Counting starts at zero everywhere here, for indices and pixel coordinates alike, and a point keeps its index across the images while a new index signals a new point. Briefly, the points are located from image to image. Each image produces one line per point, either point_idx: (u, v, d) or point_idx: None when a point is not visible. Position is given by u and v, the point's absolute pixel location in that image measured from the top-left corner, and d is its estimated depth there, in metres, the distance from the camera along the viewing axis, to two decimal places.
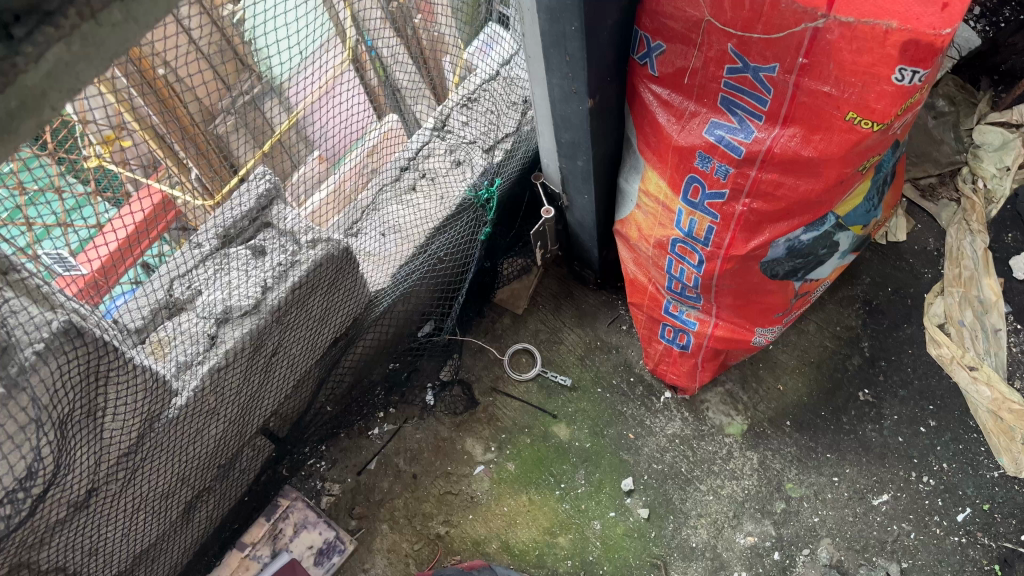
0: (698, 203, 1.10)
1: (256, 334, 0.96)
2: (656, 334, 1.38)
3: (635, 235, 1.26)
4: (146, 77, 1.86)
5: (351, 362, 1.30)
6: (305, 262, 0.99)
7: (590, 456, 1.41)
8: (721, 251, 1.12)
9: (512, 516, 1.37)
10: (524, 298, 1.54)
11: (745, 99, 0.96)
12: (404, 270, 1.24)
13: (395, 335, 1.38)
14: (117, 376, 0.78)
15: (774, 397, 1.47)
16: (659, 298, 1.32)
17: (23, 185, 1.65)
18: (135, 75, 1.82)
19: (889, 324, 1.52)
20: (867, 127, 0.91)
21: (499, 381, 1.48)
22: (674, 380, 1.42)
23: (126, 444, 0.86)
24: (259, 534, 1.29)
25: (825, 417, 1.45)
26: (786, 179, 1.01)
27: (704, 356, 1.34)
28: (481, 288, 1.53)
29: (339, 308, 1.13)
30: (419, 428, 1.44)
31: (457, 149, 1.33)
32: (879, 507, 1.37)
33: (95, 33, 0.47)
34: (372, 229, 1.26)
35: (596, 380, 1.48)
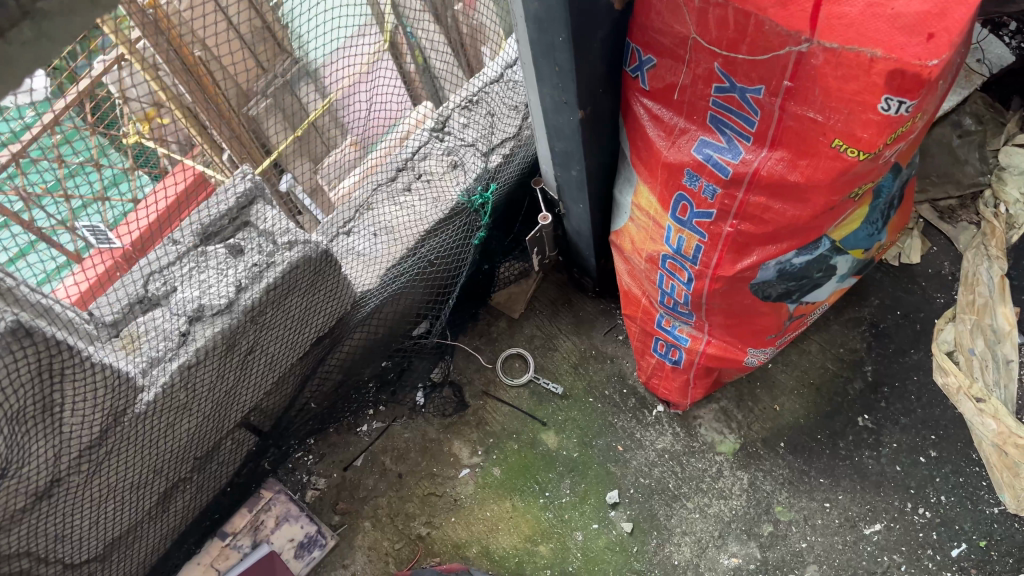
0: (686, 220, 1.07)
1: (227, 334, 0.97)
2: (649, 347, 1.36)
3: (628, 247, 1.24)
4: (185, 61, 1.89)
5: (340, 361, 1.30)
6: (280, 264, 0.99)
7: (577, 466, 1.40)
8: (709, 271, 1.10)
9: (494, 523, 1.36)
10: (521, 301, 1.53)
11: (734, 118, 0.93)
12: (391, 274, 1.23)
13: (385, 336, 1.37)
14: (74, 373, 0.79)
15: (770, 417, 1.44)
16: (653, 311, 1.30)
17: (60, 158, 1.68)
18: (175, 61, 1.85)
19: (895, 349, 1.47)
20: (853, 156, 0.87)
21: (491, 385, 1.47)
22: (666, 394, 1.39)
23: (88, 437, 0.88)
24: (240, 525, 1.31)
25: (821, 441, 1.41)
26: (774, 203, 0.97)
27: (695, 373, 1.31)
28: (478, 290, 1.51)
29: (320, 308, 1.13)
30: (408, 428, 1.44)
31: (454, 151, 1.32)
32: (870, 537, 1.33)
33: (4, 51, 0.46)
34: (364, 230, 1.26)
35: (588, 390, 1.46)
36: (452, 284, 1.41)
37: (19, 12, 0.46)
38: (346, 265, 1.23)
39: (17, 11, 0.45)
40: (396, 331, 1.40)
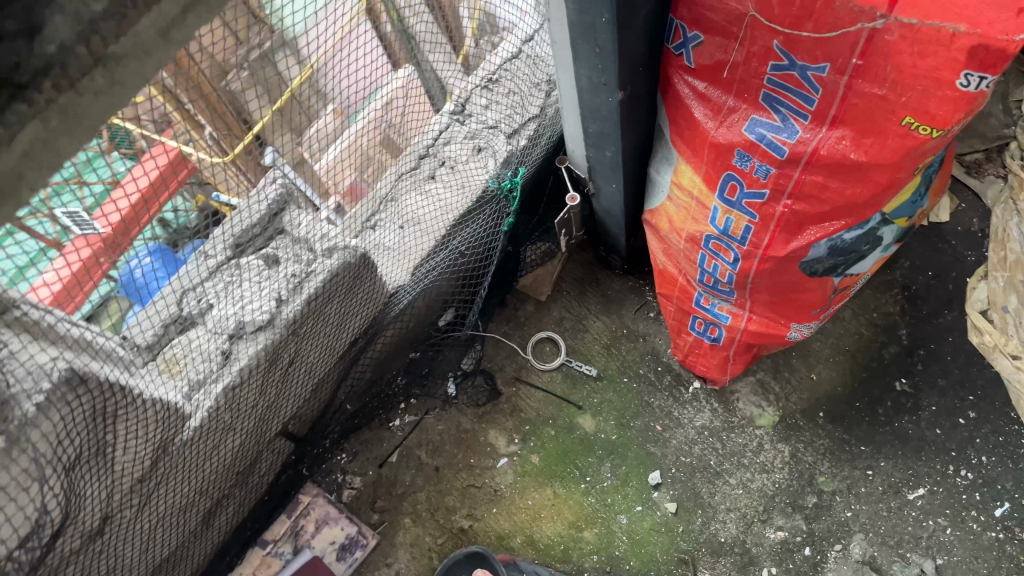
0: (735, 201, 1.03)
1: (271, 350, 0.93)
2: (685, 325, 1.33)
3: (666, 227, 1.21)
4: None
5: (372, 359, 1.25)
6: (321, 273, 0.96)
7: (616, 448, 1.38)
8: (759, 251, 1.06)
9: (535, 513, 1.34)
10: (547, 282, 1.49)
11: (790, 96, 0.89)
12: (424, 267, 1.20)
13: (416, 329, 1.34)
14: (126, 413, 0.75)
15: (807, 387, 1.42)
16: (690, 290, 1.26)
17: None
18: None
19: (929, 312, 1.46)
20: (925, 133, 0.83)
21: (523, 371, 1.44)
22: (704, 371, 1.37)
23: (139, 471, 0.84)
24: (280, 532, 1.29)
25: (860, 408, 1.40)
26: (832, 182, 0.93)
27: (735, 349, 1.29)
28: (506, 275, 1.47)
29: (357, 311, 1.08)
30: (441, 420, 1.41)
31: (477, 135, 1.27)
32: (914, 502, 1.33)
33: (75, 103, 0.41)
34: (392, 224, 1.19)
35: (622, 370, 1.43)
36: (483, 271, 1.36)
37: (90, 59, 0.40)
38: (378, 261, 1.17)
39: (88, 57, 0.40)
40: (423, 329, 1.38)
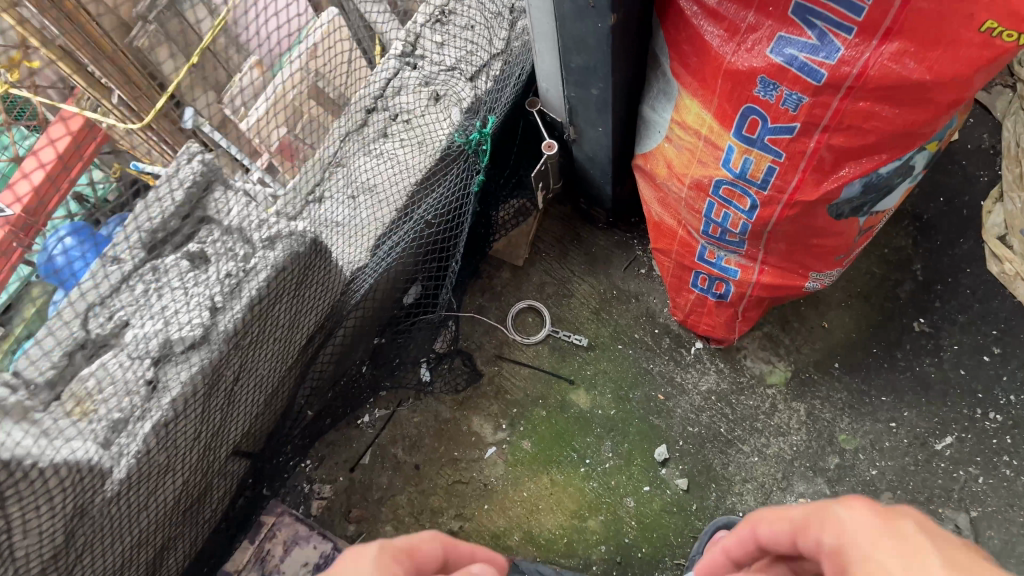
0: (755, 139, 0.86)
1: (210, 371, 0.74)
2: (686, 282, 1.18)
3: (663, 172, 1.04)
4: None
5: (330, 357, 1.06)
6: (262, 270, 0.77)
7: (616, 425, 1.22)
8: (784, 196, 0.90)
9: (529, 505, 1.18)
10: (524, 241, 1.30)
11: (831, 6, 0.71)
12: (382, 245, 1.00)
13: (379, 311, 1.14)
14: (19, 492, 0.59)
15: (819, 336, 1.28)
16: (692, 243, 1.11)
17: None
18: None
19: (943, 242, 1.33)
20: (1007, 40, 0.69)
21: (505, 347, 1.28)
22: (707, 331, 1.22)
23: (53, 549, 0.66)
24: (243, 561, 1.06)
25: (877, 355, 1.26)
26: (881, 108, 0.77)
27: (746, 305, 1.14)
28: (478, 236, 1.28)
29: (311, 307, 0.90)
30: (415, 411, 1.23)
31: (433, 78, 1.07)
32: (943, 452, 1.18)
33: None
34: (338, 195, 1.01)
35: (615, 336, 1.27)
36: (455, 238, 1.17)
37: None
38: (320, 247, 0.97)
39: None
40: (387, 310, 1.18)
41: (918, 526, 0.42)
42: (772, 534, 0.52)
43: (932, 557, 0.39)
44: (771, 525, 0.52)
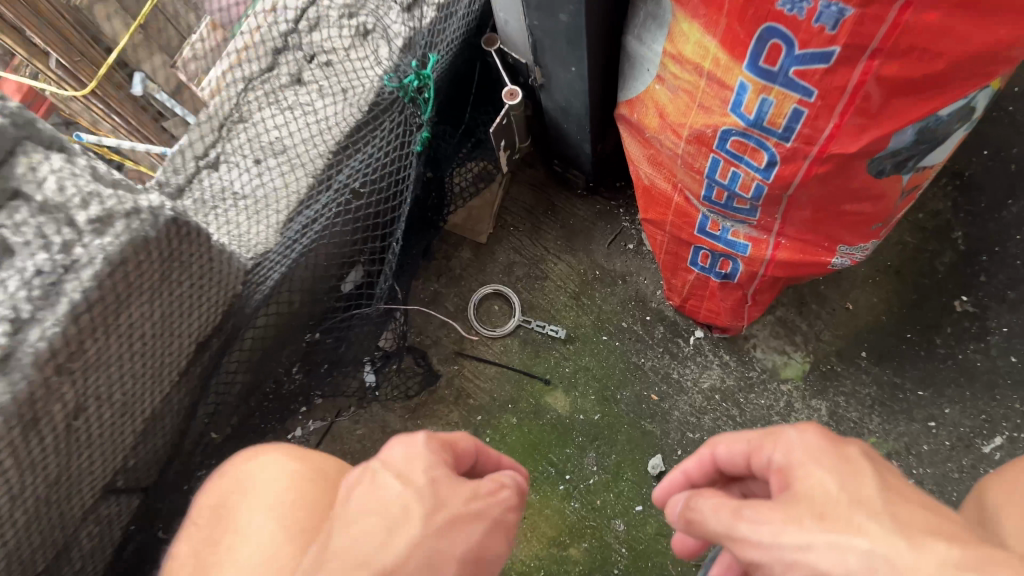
0: (776, 74, 0.64)
1: (16, 411, 0.54)
2: (683, 260, 0.96)
3: (654, 123, 0.82)
4: None
5: (238, 362, 0.84)
6: (90, 265, 0.56)
7: (601, 432, 1.01)
8: (813, 149, 0.69)
9: None
10: (487, 215, 1.10)
11: None
12: (291, 226, 0.78)
13: (305, 306, 0.91)
14: None
15: (842, 320, 1.07)
16: (690, 212, 0.89)
17: None
18: None
19: (988, 204, 1.11)
20: None
21: (466, 342, 1.06)
22: (709, 317, 1.01)
23: None
24: None
25: (912, 341, 1.05)
26: (958, 18, 0.56)
27: (757, 287, 0.92)
28: (431, 210, 1.03)
29: (188, 306, 0.68)
30: (358, 423, 1.04)
31: (359, 9, 0.84)
32: (992, 457, 0.97)
33: None
34: (238, 160, 0.81)
35: (599, 325, 1.06)
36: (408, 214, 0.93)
37: None
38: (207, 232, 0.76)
39: None
40: (319, 300, 0.94)
41: (863, 454, 0.51)
42: (729, 455, 0.60)
43: (872, 484, 0.48)
44: (728, 448, 0.60)
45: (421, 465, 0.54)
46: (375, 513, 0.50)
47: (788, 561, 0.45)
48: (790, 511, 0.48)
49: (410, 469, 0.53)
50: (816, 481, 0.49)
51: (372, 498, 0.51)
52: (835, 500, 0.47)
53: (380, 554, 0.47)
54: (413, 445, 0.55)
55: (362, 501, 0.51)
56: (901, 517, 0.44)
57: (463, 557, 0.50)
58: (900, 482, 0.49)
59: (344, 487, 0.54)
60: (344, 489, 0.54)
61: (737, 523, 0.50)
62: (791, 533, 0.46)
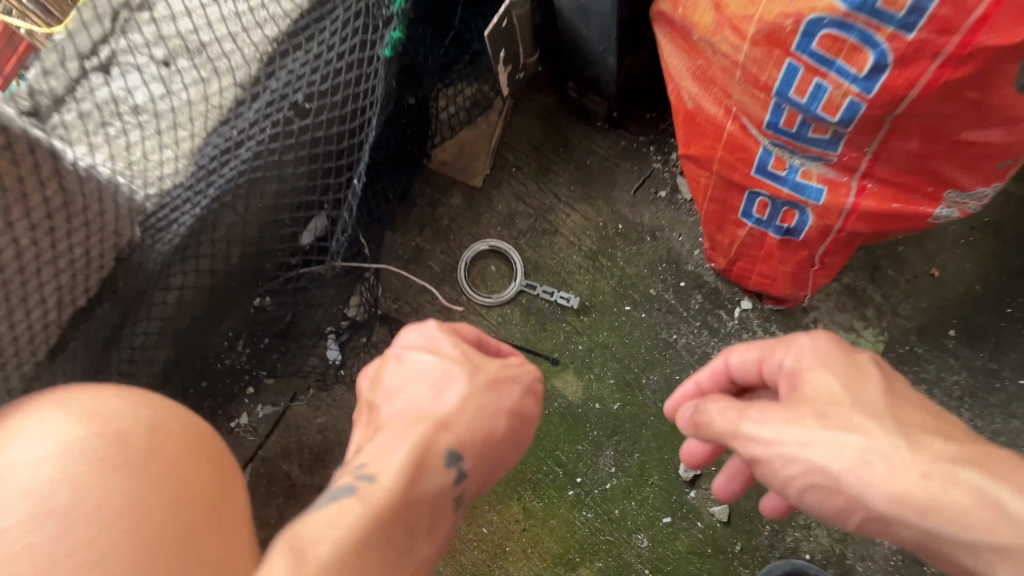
0: None
1: None
2: (732, 211, 0.75)
3: (708, 19, 0.60)
4: None
5: (150, 334, 0.63)
6: None
7: (621, 426, 0.82)
8: (955, 39, 0.49)
9: (495, 547, 0.81)
10: (483, 150, 0.87)
11: None
12: (208, 152, 0.59)
13: (247, 263, 0.67)
14: None
15: (927, 290, 0.84)
16: (748, 145, 0.67)
17: None
18: None
19: None
20: None
21: (454, 312, 0.85)
22: (761, 286, 0.80)
23: None
24: None
25: (1015, 318, 0.82)
26: None
27: (830, 246, 0.71)
28: (412, 142, 0.79)
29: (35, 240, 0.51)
30: (319, 409, 0.84)
31: None
32: None
33: None
34: (136, 57, 0.61)
35: (620, 292, 0.84)
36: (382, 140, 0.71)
37: None
38: (89, 156, 0.56)
39: None
40: (264, 255, 0.69)
41: (872, 360, 0.51)
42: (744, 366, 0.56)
43: (877, 386, 0.48)
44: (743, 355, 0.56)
45: (444, 342, 0.62)
46: (416, 383, 0.58)
47: (787, 457, 0.46)
48: (796, 411, 0.48)
49: (437, 345, 0.61)
50: (811, 379, 0.49)
51: (405, 374, 0.59)
52: (843, 405, 0.46)
53: (434, 412, 0.55)
54: (428, 330, 0.62)
55: (396, 377, 0.60)
56: (904, 421, 0.45)
57: (504, 412, 0.58)
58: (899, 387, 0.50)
59: (371, 377, 0.61)
60: (372, 379, 0.61)
61: (741, 423, 0.49)
62: (795, 433, 0.46)
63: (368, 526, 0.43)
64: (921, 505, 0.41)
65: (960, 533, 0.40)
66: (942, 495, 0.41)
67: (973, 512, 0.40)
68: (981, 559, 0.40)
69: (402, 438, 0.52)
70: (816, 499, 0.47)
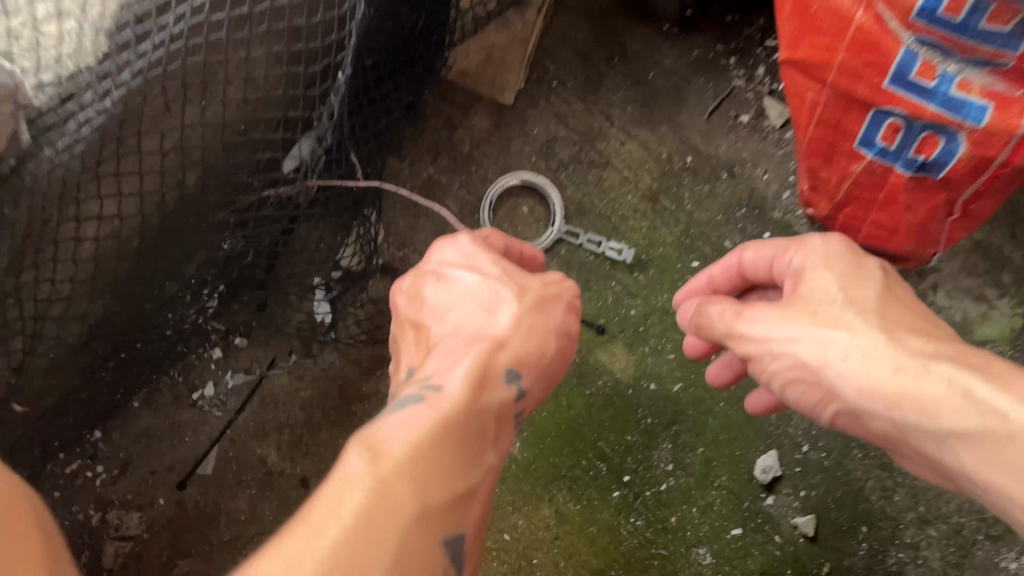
0: None
1: None
2: (848, 138, 0.56)
3: None
4: None
5: (78, 287, 0.45)
6: None
7: (681, 414, 0.65)
8: None
9: (518, 560, 0.65)
10: (516, 57, 0.67)
11: None
12: (126, 21, 0.43)
13: (206, 194, 0.49)
14: None
15: None
16: (886, 44, 0.48)
17: None
18: None
19: None
20: None
21: None
22: (876, 240, 0.61)
23: None
24: None
25: None
26: None
27: (988, 185, 0.52)
28: (422, 41, 0.60)
29: None
30: (302, 380, 0.68)
31: None
32: None
33: None
34: None
35: (685, 245, 0.66)
36: (378, 25, 0.52)
37: None
38: None
39: None
40: (229, 183, 0.50)
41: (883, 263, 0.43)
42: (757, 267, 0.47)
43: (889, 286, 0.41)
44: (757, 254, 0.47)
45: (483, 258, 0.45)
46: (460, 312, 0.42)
47: (776, 355, 0.40)
48: (796, 306, 0.41)
49: (479, 262, 0.44)
50: (811, 279, 0.41)
51: (447, 297, 0.44)
52: (832, 304, 0.39)
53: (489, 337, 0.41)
54: (463, 244, 0.45)
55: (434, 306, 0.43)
56: (891, 319, 0.38)
57: (557, 332, 0.44)
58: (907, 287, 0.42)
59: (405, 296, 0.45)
60: (407, 297, 0.45)
61: (735, 324, 0.42)
62: (784, 330, 0.40)
63: (444, 431, 0.34)
64: (890, 400, 0.36)
65: (936, 426, 0.35)
66: (915, 392, 0.35)
67: (944, 404, 0.35)
68: (946, 450, 0.35)
69: (459, 353, 0.40)
70: (795, 394, 0.41)
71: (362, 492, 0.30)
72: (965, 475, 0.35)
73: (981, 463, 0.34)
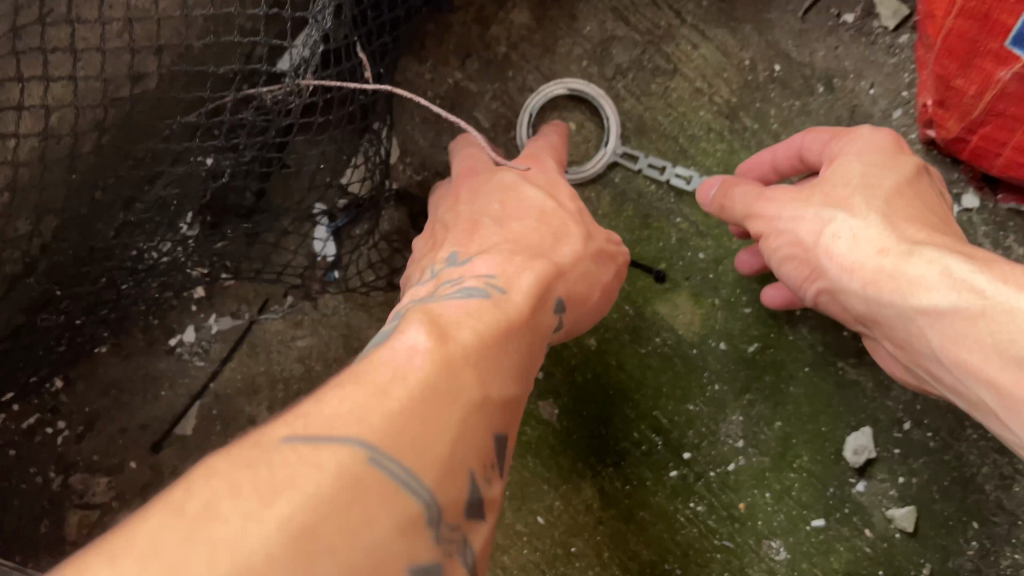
0: None
1: None
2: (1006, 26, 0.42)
3: None
4: None
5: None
6: None
7: (755, 380, 0.54)
8: None
9: (554, 548, 0.55)
10: None
11: None
12: None
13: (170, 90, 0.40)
14: None
15: None
16: None
17: None
18: None
19: None
20: None
21: None
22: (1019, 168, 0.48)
23: None
24: None
25: None
26: None
27: None
28: None
29: None
30: (300, 327, 0.57)
31: None
32: None
33: None
34: None
35: None
36: None
37: None
38: None
39: None
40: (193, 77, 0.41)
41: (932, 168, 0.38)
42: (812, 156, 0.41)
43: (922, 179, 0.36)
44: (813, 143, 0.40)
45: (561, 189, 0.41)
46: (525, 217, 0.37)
47: (783, 233, 0.37)
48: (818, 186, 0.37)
49: (559, 192, 0.40)
50: (838, 165, 0.37)
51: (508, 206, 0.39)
52: (846, 184, 0.36)
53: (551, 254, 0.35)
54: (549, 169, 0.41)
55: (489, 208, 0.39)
56: (900, 205, 0.34)
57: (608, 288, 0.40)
58: (947, 198, 0.37)
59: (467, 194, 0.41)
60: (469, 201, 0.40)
61: (755, 204, 0.40)
62: (792, 209, 0.37)
63: (509, 337, 0.28)
64: (868, 280, 0.33)
65: (909, 307, 0.31)
66: (895, 271, 0.32)
67: (921, 283, 0.31)
68: (915, 330, 0.31)
69: (521, 257, 0.33)
70: (788, 271, 0.39)
71: (426, 366, 0.23)
72: (935, 362, 0.31)
73: (940, 343, 0.30)
